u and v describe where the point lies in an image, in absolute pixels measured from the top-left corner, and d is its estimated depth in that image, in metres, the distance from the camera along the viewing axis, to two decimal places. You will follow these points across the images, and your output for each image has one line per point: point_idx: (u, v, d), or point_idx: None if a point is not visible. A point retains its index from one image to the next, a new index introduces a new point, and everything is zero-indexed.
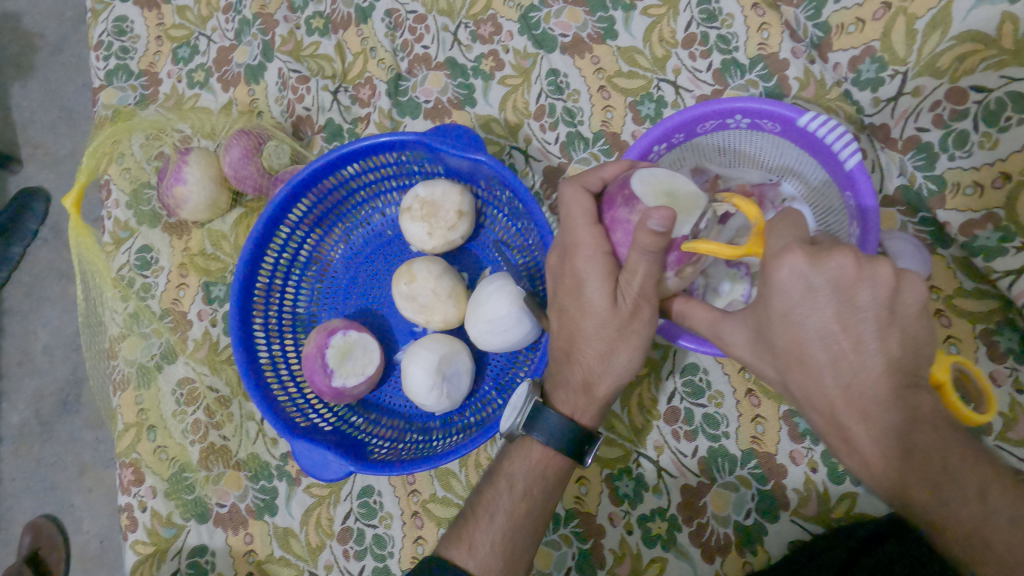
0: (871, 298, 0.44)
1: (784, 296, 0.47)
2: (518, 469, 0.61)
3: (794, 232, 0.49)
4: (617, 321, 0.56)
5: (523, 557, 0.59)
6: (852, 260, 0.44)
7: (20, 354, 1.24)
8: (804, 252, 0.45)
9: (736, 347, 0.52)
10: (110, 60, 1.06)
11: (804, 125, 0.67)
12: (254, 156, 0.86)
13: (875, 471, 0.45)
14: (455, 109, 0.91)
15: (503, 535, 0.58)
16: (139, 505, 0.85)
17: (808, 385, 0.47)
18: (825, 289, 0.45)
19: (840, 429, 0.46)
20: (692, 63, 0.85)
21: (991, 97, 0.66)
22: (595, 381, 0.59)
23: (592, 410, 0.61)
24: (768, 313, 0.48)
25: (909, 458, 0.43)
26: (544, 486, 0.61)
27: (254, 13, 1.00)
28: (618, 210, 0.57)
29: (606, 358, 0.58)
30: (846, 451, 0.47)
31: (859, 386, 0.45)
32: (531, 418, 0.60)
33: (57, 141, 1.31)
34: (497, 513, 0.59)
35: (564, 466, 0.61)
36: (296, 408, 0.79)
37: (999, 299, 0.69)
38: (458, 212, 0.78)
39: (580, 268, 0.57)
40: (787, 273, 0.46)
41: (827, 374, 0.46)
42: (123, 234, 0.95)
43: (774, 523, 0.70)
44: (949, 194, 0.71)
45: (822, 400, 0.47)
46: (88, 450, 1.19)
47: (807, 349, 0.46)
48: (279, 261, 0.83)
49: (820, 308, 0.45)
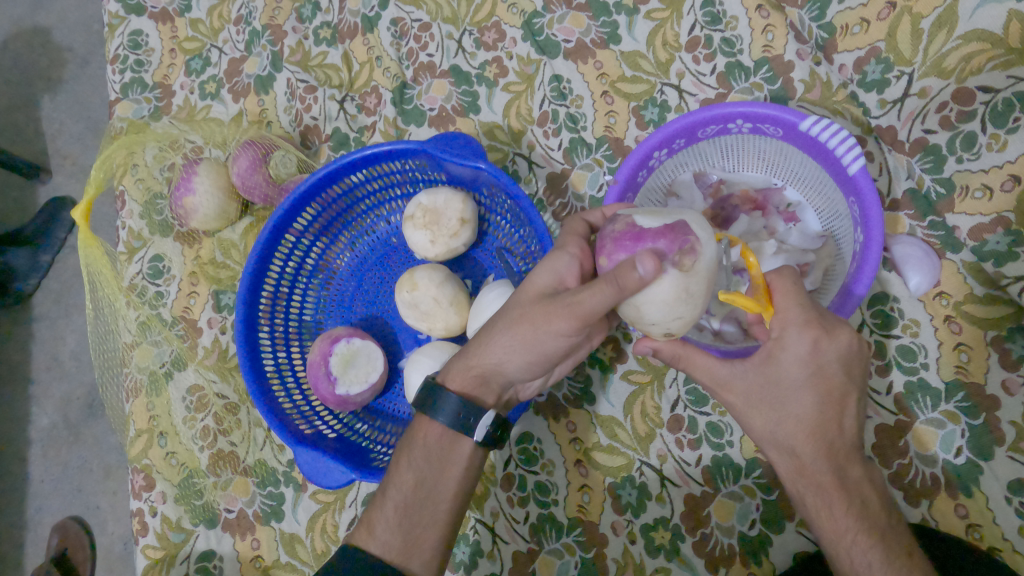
0: (859, 374, 0.52)
1: (797, 365, 0.51)
2: (402, 444, 0.60)
3: (803, 297, 0.52)
4: (528, 309, 0.55)
5: (428, 533, 0.57)
6: (857, 339, 0.51)
7: (49, 359, 1.28)
8: (823, 328, 0.51)
9: (729, 398, 0.55)
10: (126, 73, 1.09)
11: (807, 130, 0.66)
12: (261, 167, 0.87)
13: (835, 519, 0.51)
14: (459, 116, 0.91)
15: (396, 511, 0.57)
16: (149, 510, 0.86)
17: (792, 436, 0.52)
18: (835, 361, 0.51)
19: (814, 478, 0.52)
20: (696, 66, 0.84)
21: (998, 98, 0.66)
22: (474, 359, 0.58)
23: (460, 376, 0.59)
24: (778, 372, 0.51)
25: (865, 508, 0.51)
26: (429, 455, 0.58)
27: (264, 24, 1.02)
28: (605, 230, 0.55)
29: (489, 341, 0.57)
30: (813, 497, 0.52)
31: (836, 445, 0.52)
32: (428, 402, 0.59)
33: (84, 151, 1.35)
34: (388, 489, 0.58)
35: (447, 437, 0.58)
36: (301, 416, 0.80)
37: (1012, 306, 0.67)
38: (460, 220, 0.78)
39: (537, 264, 0.58)
40: (808, 348, 0.50)
41: (814, 428, 0.51)
42: (136, 244, 0.97)
43: (779, 535, 0.69)
44: (958, 198, 0.70)
45: (802, 450, 0.52)
46: (112, 453, 1.22)
47: (805, 407, 0.51)
48: (286, 270, 0.84)
49: (828, 378, 0.51)
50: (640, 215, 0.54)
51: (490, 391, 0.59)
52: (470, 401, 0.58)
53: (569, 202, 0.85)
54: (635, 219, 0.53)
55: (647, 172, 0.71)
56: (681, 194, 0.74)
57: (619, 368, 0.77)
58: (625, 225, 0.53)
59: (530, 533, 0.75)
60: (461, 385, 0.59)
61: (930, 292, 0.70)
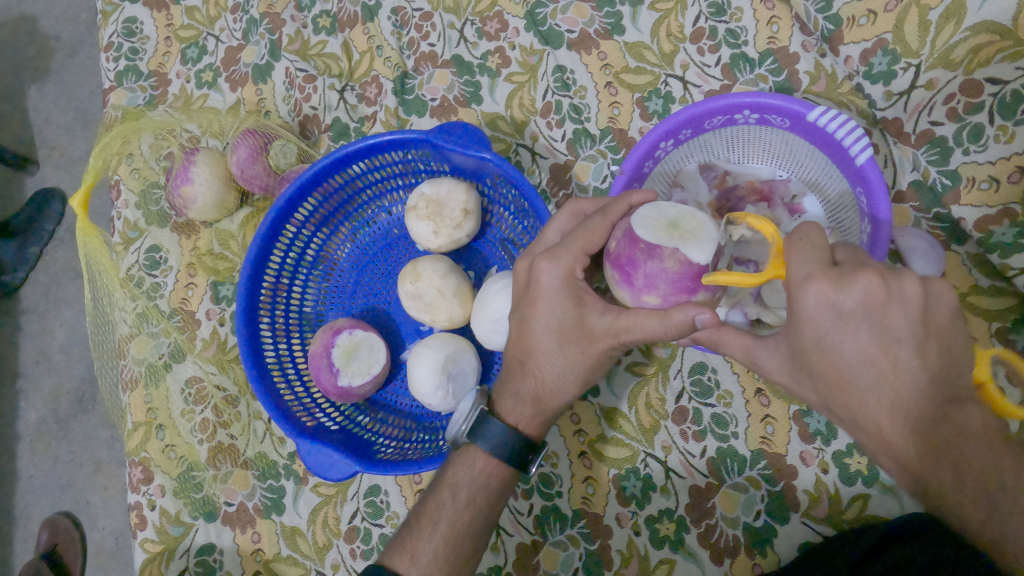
0: (903, 316, 0.43)
1: (813, 323, 0.45)
2: (461, 479, 0.61)
3: (814, 250, 0.46)
4: (577, 341, 0.57)
5: (470, 563, 0.61)
6: (879, 280, 0.43)
7: (37, 352, 1.26)
8: (829, 277, 0.44)
9: (772, 372, 0.51)
10: (120, 61, 1.07)
11: (814, 120, 0.66)
12: (260, 156, 0.86)
13: (928, 489, 0.42)
14: (461, 107, 0.90)
15: (445, 544, 0.60)
16: (147, 504, 0.85)
17: (851, 406, 0.46)
18: (856, 313, 0.44)
19: (887, 447, 0.45)
20: (700, 58, 0.84)
21: (1007, 89, 0.65)
22: (546, 397, 0.61)
23: (536, 421, 0.62)
24: (801, 341, 0.47)
25: (960, 474, 0.40)
26: (488, 495, 0.61)
27: (262, 12, 1.00)
28: (645, 265, 0.52)
29: (561, 377, 0.60)
30: (898, 470, 0.45)
31: (905, 405, 0.43)
32: (476, 424, 0.62)
33: (74, 142, 1.32)
34: (440, 521, 0.60)
35: (508, 475, 0.62)
36: (302, 407, 0.79)
37: (1016, 297, 0.68)
38: (463, 211, 0.77)
39: (544, 286, 0.56)
40: (815, 303, 0.44)
41: (870, 396, 0.44)
42: (133, 234, 0.96)
43: (784, 525, 0.69)
44: (964, 190, 0.70)
45: (868, 421, 0.45)
46: (103, 448, 1.20)
47: (846, 375, 0.45)
48: (286, 260, 0.83)
49: (855, 333, 0.44)
50: (687, 248, 0.51)
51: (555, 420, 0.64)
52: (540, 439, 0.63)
53: (572, 193, 0.85)
54: (685, 253, 0.51)
55: (653, 163, 0.71)
56: (685, 185, 0.74)
57: (624, 360, 0.77)
58: (678, 264, 0.51)
59: (534, 525, 0.75)
60: (536, 427, 0.62)
61: None
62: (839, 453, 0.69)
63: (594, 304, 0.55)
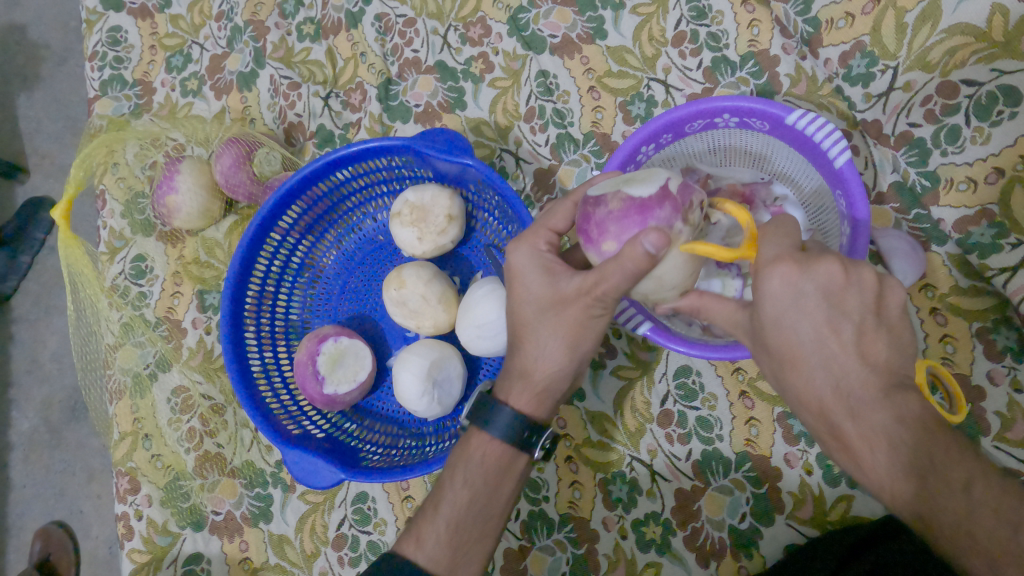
0: (858, 302, 0.43)
1: (773, 301, 0.45)
2: (458, 460, 0.61)
3: (784, 240, 0.47)
4: (553, 306, 0.56)
5: (476, 551, 0.59)
6: (840, 268, 0.43)
7: (29, 361, 1.26)
8: (794, 261, 0.44)
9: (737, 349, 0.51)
10: (105, 71, 1.07)
11: (792, 123, 0.66)
12: (244, 164, 0.85)
13: (864, 468, 0.43)
14: (446, 112, 0.90)
15: (448, 527, 0.58)
16: (135, 514, 0.86)
17: (797, 381, 0.46)
18: (814, 296, 0.43)
19: (832, 428, 0.44)
20: (682, 61, 0.84)
21: (982, 91, 0.67)
22: (532, 369, 0.60)
23: (526, 395, 0.60)
24: (760, 321, 0.47)
25: (897, 454, 0.41)
26: (486, 475, 0.60)
27: (246, 20, 1.00)
28: (595, 215, 0.53)
29: (544, 349, 0.58)
30: (840, 452, 0.45)
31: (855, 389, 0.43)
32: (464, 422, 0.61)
33: (63, 150, 1.32)
34: (441, 505, 0.59)
35: (506, 454, 0.60)
36: (287, 415, 0.79)
37: (995, 298, 0.68)
38: (447, 216, 0.77)
39: (514, 265, 0.58)
40: (777, 284, 0.44)
41: (818, 373, 0.44)
42: (118, 243, 0.96)
43: (769, 528, 0.69)
44: (942, 190, 0.71)
45: (812, 397, 0.45)
46: (96, 456, 1.20)
47: (797, 352, 0.45)
48: (271, 269, 0.83)
49: (811, 314, 0.44)
50: (629, 188, 0.52)
51: (550, 399, 0.61)
52: (535, 418, 0.60)
53: (557, 197, 0.85)
54: (627, 193, 0.52)
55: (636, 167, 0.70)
56: None
57: (609, 364, 0.77)
58: (621, 203, 0.52)
59: (520, 530, 0.75)
60: (528, 403, 0.60)
61: (916, 284, 0.71)
62: (822, 454, 0.69)
63: (564, 272, 0.56)
